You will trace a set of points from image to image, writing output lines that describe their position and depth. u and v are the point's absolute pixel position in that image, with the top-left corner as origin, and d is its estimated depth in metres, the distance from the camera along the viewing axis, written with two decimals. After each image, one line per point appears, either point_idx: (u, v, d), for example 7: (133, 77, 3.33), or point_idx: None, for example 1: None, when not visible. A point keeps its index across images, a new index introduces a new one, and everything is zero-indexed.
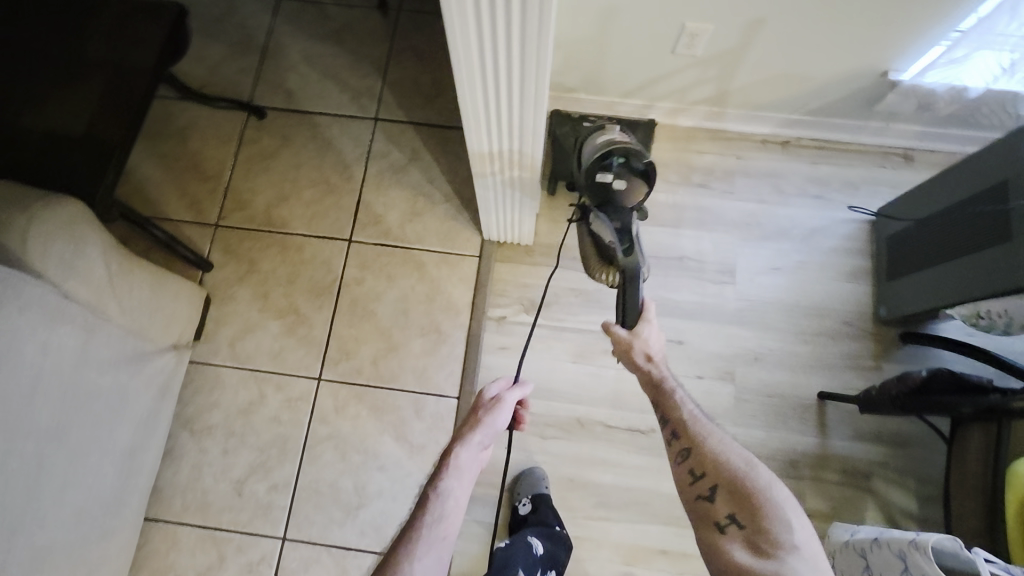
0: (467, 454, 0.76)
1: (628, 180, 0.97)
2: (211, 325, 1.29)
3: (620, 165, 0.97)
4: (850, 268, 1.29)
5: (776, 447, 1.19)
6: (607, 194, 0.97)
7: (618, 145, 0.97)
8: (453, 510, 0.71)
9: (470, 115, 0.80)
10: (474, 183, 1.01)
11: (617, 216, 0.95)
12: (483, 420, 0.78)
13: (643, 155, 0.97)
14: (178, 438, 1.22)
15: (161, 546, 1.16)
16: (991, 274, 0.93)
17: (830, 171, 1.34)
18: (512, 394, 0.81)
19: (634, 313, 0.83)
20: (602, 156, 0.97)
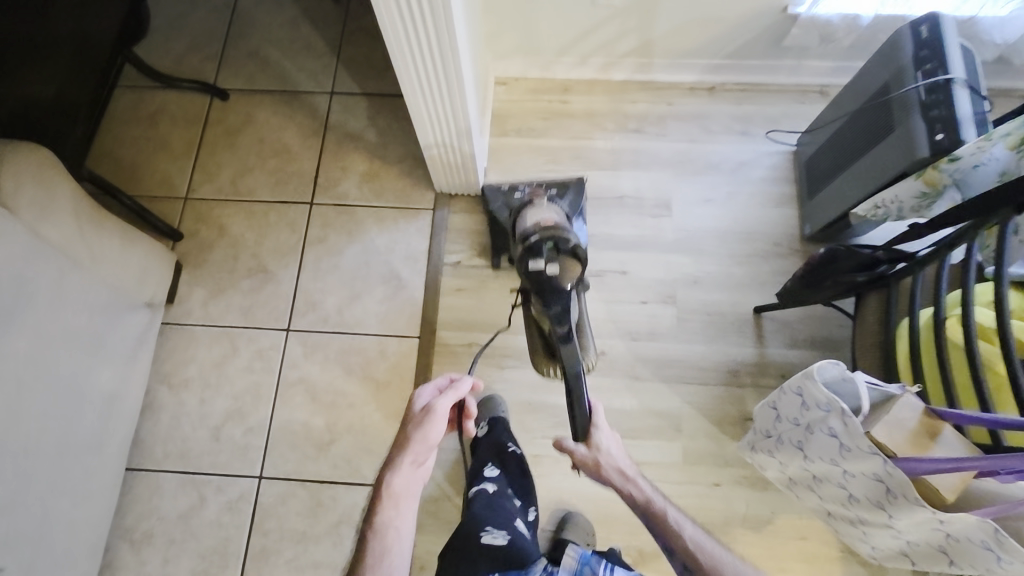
0: (400, 480, 0.77)
1: (561, 264, 0.94)
2: (185, 288, 1.38)
3: (551, 250, 0.94)
4: (776, 194, 1.40)
5: (718, 359, 1.28)
6: (544, 283, 0.93)
7: (549, 234, 0.95)
8: (397, 544, 0.73)
9: (396, 50, 0.93)
10: (416, 124, 1.13)
11: (559, 304, 0.94)
12: (414, 439, 0.79)
13: (573, 240, 0.95)
14: (157, 392, 1.29)
15: (143, 493, 1.22)
16: (879, 162, 1.04)
17: (753, 110, 1.46)
18: (443, 403, 0.81)
19: (584, 426, 0.85)
20: (533, 247, 0.94)
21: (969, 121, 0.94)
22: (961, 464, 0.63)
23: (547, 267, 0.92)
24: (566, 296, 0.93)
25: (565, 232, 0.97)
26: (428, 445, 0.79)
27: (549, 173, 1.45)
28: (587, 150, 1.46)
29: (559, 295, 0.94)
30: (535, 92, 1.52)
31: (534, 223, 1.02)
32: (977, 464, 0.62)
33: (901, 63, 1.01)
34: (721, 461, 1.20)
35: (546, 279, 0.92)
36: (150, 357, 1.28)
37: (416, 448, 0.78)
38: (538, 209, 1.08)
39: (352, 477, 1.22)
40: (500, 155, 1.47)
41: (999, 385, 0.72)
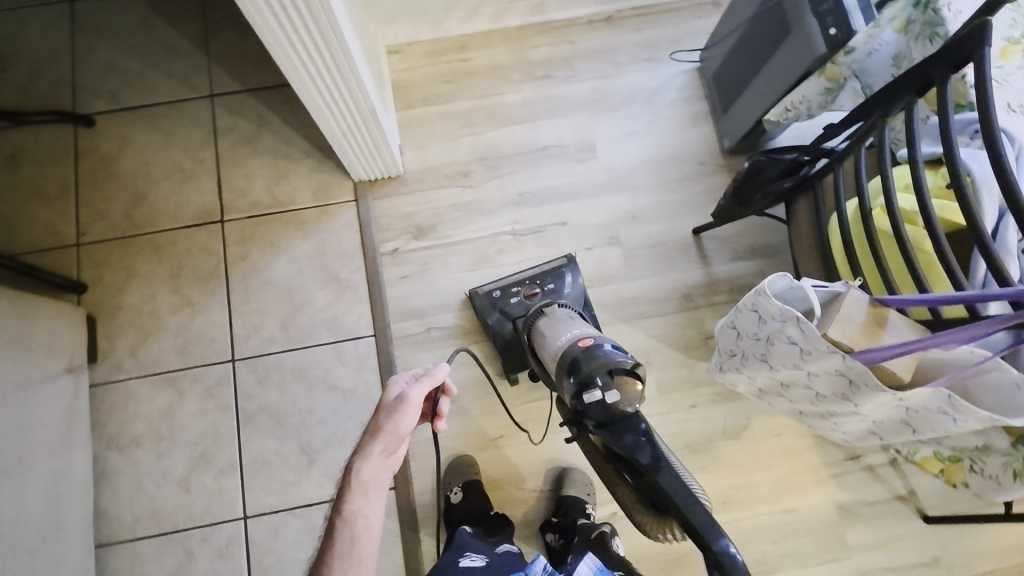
0: (369, 468, 0.75)
1: (620, 387, 0.87)
2: (105, 342, 1.25)
3: (605, 378, 0.88)
4: (692, 114, 1.41)
5: (670, 288, 1.31)
6: (610, 415, 0.86)
7: (586, 357, 0.92)
8: (363, 530, 0.70)
9: (273, 43, 0.85)
10: (315, 117, 1.04)
11: (633, 441, 0.83)
12: (386, 427, 0.77)
13: (629, 360, 0.90)
14: (106, 459, 1.19)
15: (122, 565, 1.14)
16: (783, 66, 1.04)
17: (654, 34, 1.45)
18: (415, 389, 0.79)
19: None
20: (579, 374, 0.90)
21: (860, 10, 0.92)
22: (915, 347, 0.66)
23: (606, 393, 0.86)
24: (641, 425, 0.86)
25: (613, 354, 0.91)
26: (399, 435, 0.77)
27: (467, 137, 1.39)
28: (499, 106, 1.41)
29: (624, 422, 0.86)
30: (432, 54, 1.43)
31: (562, 344, 0.99)
32: (927, 343, 0.66)
33: None
34: (692, 384, 1.25)
35: (610, 410, 0.86)
36: (87, 424, 1.17)
37: (387, 436, 0.76)
38: (550, 322, 1.08)
39: None
40: (412, 128, 1.39)
41: (930, 261, 0.76)
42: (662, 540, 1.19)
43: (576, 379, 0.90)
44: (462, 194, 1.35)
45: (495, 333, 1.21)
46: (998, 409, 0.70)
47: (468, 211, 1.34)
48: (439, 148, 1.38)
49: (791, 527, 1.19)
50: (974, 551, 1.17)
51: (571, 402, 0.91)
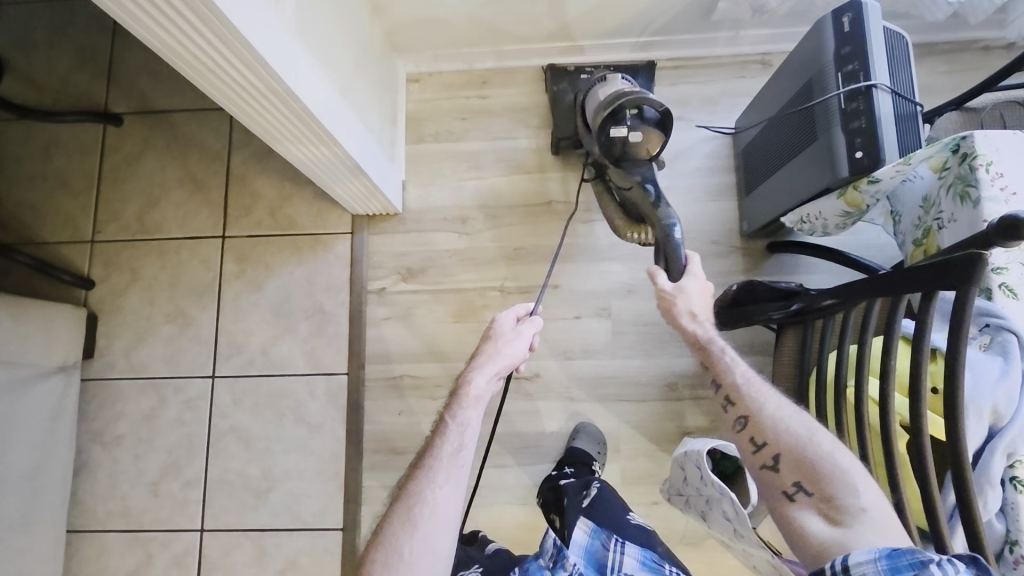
0: (480, 380, 0.81)
1: (642, 131, 1.01)
2: (103, 341, 1.33)
3: (633, 117, 1.01)
4: (715, 186, 1.30)
5: (655, 372, 1.23)
6: (625, 148, 1.02)
7: (629, 98, 1.00)
8: (469, 436, 0.76)
9: (213, 90, 0.74)
10: (279, 151, 0.95)
11: (635, 170, 1.03)
12: (502, 350, 0.87)
13: (658, 102, 1.00)
14: (90, 451, 1.28)
15: (90, 553, 1.23)
16: (808, 172, 0.93)
17: (688, 91, 1.33)
18: (525, 330, 0.91)
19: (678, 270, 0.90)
20: (614, 111, 1.01)
21: (892, 136, 0.82)
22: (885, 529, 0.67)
23: (629, 133, 1.01)
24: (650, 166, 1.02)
25: (645, 100, 1.01)
26: (509, 363, 0.87)
27: (471, 181, 1.35)
28: (510, 152, 1.35)
29: (635, 162, 1.03)
30: (450, 88, 1.38)
31: (609, 94, 1.08)
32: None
33: (823, 62, 0.88)
34: (659, 478, 1.20)
35: (623, 148, 1.02)
36: (74, 419, 1.25)
37: (504, 361, 0.85)
38: (603, 86, 1.14)
39: (292, 521, 1.22)
40: (418, 164, 1.36)
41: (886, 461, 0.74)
42: None
43: (609, 112, 1.02)
44: (458, 241, 1.32)
45: (557, 100, 1.31)
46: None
47: (460, 258, 1.31)
48: (443, 188, 1.35)
49: None
50: None
51: (599, 139, 1.04)
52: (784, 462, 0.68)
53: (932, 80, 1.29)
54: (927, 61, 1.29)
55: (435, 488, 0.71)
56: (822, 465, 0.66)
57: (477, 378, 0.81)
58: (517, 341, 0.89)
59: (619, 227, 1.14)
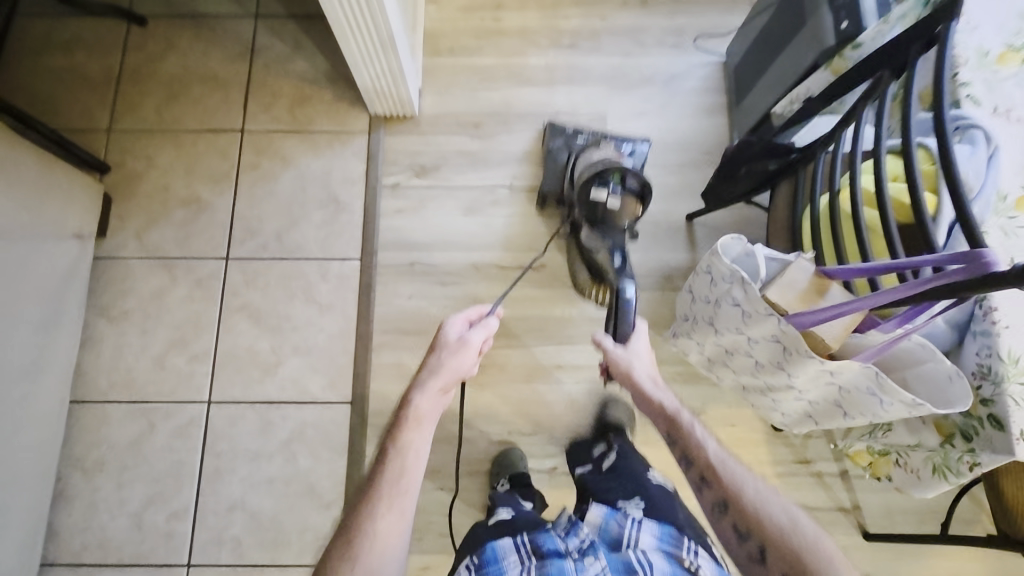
0: (425, 402, 0.80)
1: (623, 200, 1.13)
2: (115, 222, 1.34)
3: (617, 186, 1.13)
4: (708, 105, 1.42)
5: (651, 265, 1.33)
6: (602, 214, 1.14)
7: (613, 168, 1.13)
8: (413, 459, 0.75)
9: None
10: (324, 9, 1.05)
11: (608, 235, 1.14)
12: (446, 364, 0.84)
13: (640, 177, 1.12)
14: (96, 325, 1.28)
15: (91, 423, 1.24)
16: (796, 55, 1.06)
17: (685, 22, 1.47)
18: (474, 336, 0.88)
19: (626, 329, 0.96)
20: (601, 178, 1.13)
21: (872, 7, 0.95)
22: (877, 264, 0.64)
23: (609, 201, 1.12)
24: (620, 233, 1.15)
25: (629, 172, 1.13)
26: (455, 376, 0.85)
27: (484, 91, 1.44)
28: (521, 67, 1.45)
29: (611, 228, 1.14)
30: (467, 10, 1.49)
31: (594, 161, 1.21)
32: (870, 301, 0.65)
33: None
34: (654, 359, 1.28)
35: (603, 212, 1.13)
36: (83, 291, 1.26)
37: (445, 376, 0.83)
38: (591, 154, 1.25)
39: (300, 395, 1.25)
40: (434, 74, 1.45)
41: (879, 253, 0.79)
42: None
43: (594, 175, 1.14)
44: (469, 143, 1.40)
45: (552, 156, 1.35)
46: (932, 402, 0.70)
47: (471, 159, 1.39)
48: (458, 96, 1.43)
49: None
50: None
51: (580, 204, 1.16)
52: (770, 554, 0.67)
53: None
54: None
55: (377, 521, 0.70)
56: (805, 551, 0.65)
57: (418, 400, 0.80)
58: (464, 352, 0.87)
59: (581, 278, 1.27)
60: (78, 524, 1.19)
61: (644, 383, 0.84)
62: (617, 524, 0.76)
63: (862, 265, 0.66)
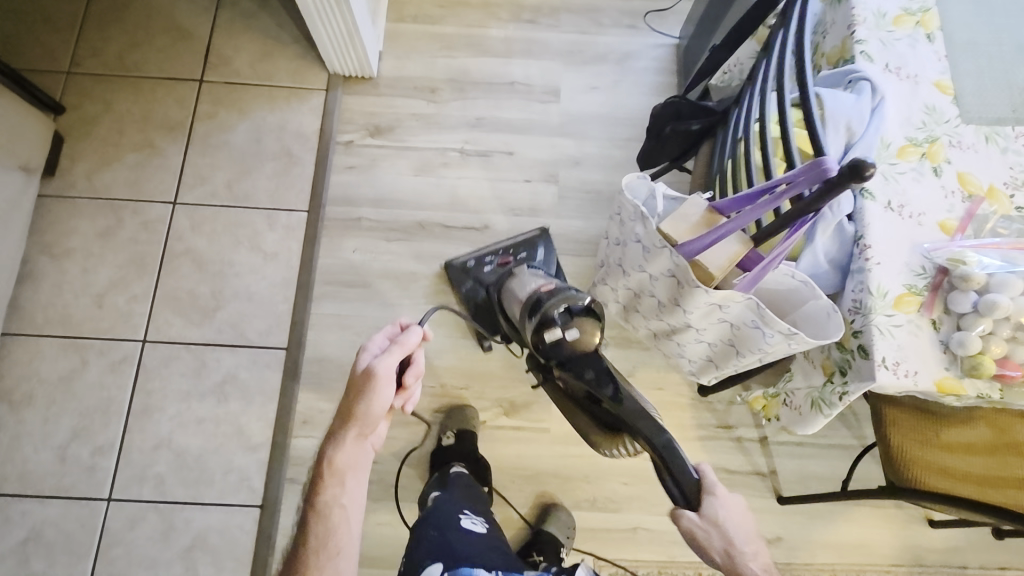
0: (344, 454, 0.78)
1: (578, 325, 0.88)
2: (67, 162, 1.35)
3: (563, 315, 0.89)
4: (660, 85, 1.46)
5: (594, 234, 1.36)
6: (569, 352, 0.88)
7: (552, 300, 0.91)
8: (341, 516, 0.76)
9: None
10: None
11: (586, 367, 0.86)
12: (357, 410, 0.77)
13: (582, 296, 0.91)
14: (39, 261, 1.29)
15: (24, 355, 1.23)
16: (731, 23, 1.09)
17: (642, 5, 1.51)
18: (386, 364, 0.78)
19: (691, 484, 0.73)
20: (541, 318, 0.90)
21: None
22: (759, 188, 0.69)
23: (567, 333, 0.87)
24: (599, 361, 0.87)
25: (570, 293, 0.92)
26: (376, 415, 0.78)
27: (443, 59, 1.47)
28: (481, 38, 1.49)
29: (583, 358, 0.87)
30: None
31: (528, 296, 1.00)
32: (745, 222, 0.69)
33: None
34: None
35: (570, 350, 0.87)
36: (26, 225, 1.27)
37: (360, 422, 0.77)
38: (514, 281, 1.10)
39: (236, 338, 1.25)
40: (395, 40, 1.48)
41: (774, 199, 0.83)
42: (525, 456, 1.22)
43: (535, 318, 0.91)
44: (424, 107, 1.43)
45: (468, 301, 1.26)
46: (814, 337, 0.73)
47: (425, 122, 1.42)
48: (417, 61, 1.46)
49: (649, 476, 1.21)
50: (821, 541, 1.17)
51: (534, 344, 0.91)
52: None
53: None
54: None
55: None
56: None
57: (333, 454, 0.78)
58: (382, 387, 0.77)
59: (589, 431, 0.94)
60: (1, 455, 1.18)
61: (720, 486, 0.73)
62: None
63: (749, 191, 0.70)
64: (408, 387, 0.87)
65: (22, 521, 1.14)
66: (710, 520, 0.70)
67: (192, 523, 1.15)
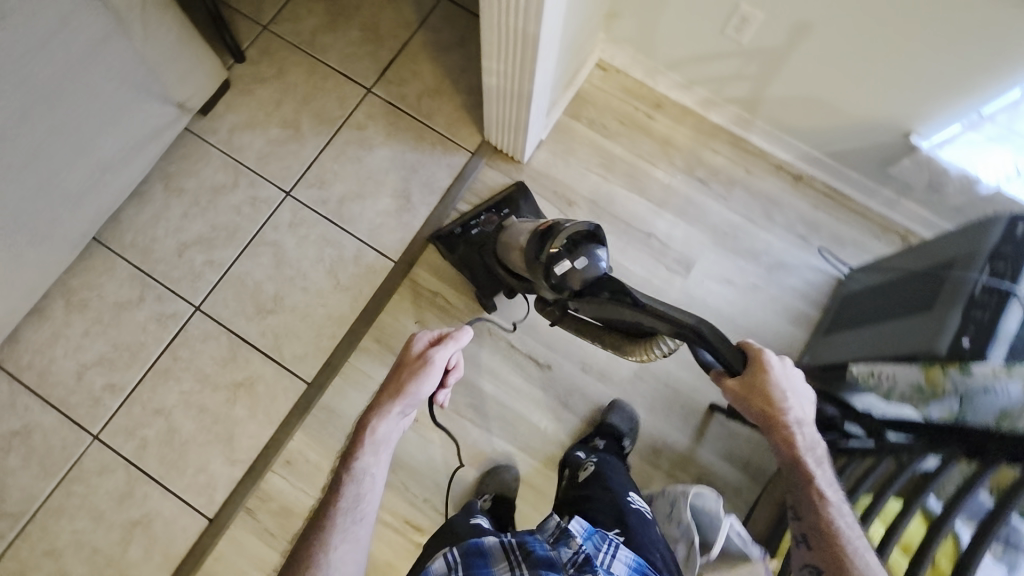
0: (384, 425, 0.79)
1: (583, 255, 0.94)
2: (221, 108, 1.37)
3: (565, 248, 0.96)
4: (798, 313, 1.30)
5: (648, 431, 1.24)
6: (580, 283, 0.94)
7: (555, 236, 0.99)
8: (369, 486, 0.76)
9: None
10: (481, 23, 0.99)
11: (603, 287, 0.90)
12: (405, 390, 0.81)
13: (579, 225, 0.98)
14: (152, 186, 1.31)
15: (97, 266, 1.27)
16: (905, 332, 0.95)
17: (824, 220, 1.36)
18: (439, 357, 0.83)
19: (727, 351, 0.76)
20: (547, 255, 0.98)
21: (1006, 339, 0.82)
22: None
23: (573, 262, 0.94)
24: (610, 283, 0.91)
25: (569, 225, 1.00)
26: (417, 398, 0.82)
27: (596, 176, 1.38)
28: (644, 174, 1.38)
29: (595, 281, 0.92)
30: (628, 93, 1.43)
31: (524, 237, 1.11)
32: None
33: (980, 248, 0.91)
34: None
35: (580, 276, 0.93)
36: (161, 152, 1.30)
37: (405, 399, 0.80)
38: (512, 228, 1.18)
39: (271, 350, 1.25)
40: (561, 135, 1.40)
41: None
42: None
43: (544, 258, 0.98)
44: (553, 216, 1.36)
45: (466, 269, 1.28)
46: None
47: None
48: (570, 166, 1.38)
49: None
50: None
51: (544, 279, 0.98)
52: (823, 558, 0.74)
53: None
54: None
55: (330, 551, 0.72)
56: (852, 554, 0.73)
57: (376, 425, 0.79)
58: (426, 376, 0.82)
59: (615, 348, 0.91)
60: (36, 345, 1.23)
61: (771, 355, 0.79)
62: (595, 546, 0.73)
63: None
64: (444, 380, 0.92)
65: (21, 414, 1.20)
66: (767, 393, 0.78)
67: (147, 500, 1.17)
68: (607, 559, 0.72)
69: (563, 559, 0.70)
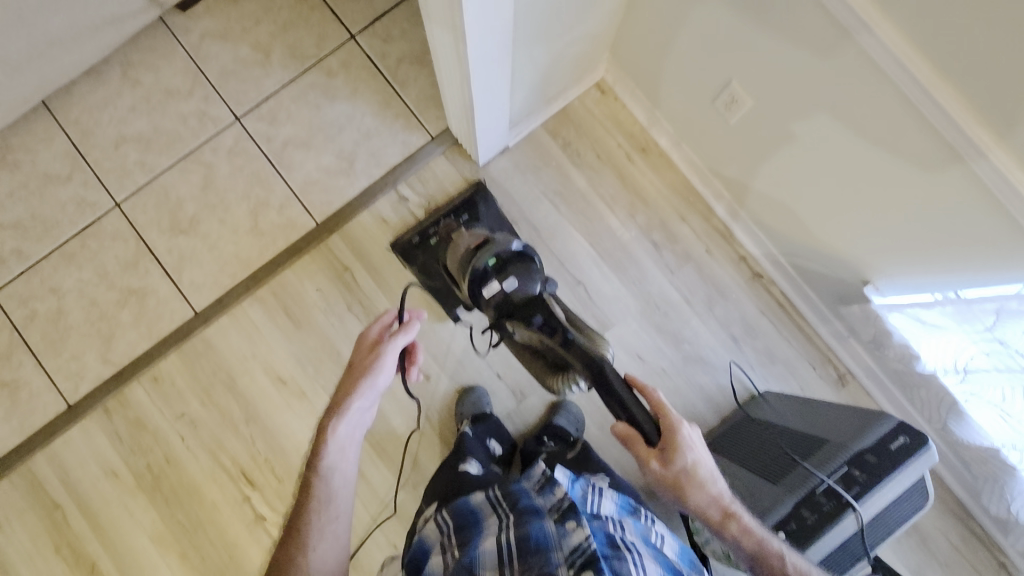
0: (347, 427, 0.77)
1: (513, 274, 0.93)
2: (200, 9, 1.31)
3: (493, 268, 0.94)
4: (697, 414, 1.22)
5: None
6: (510, 305, 0.92)
7: (484, 252, 0.95)
8: (341, 483, 0.75)
9: None
10: (428, 33, 0.88)
11: (538, 315, 0.89)
12: (361, 386, 0.78)
13: (509, 242, 0.95)
14: (112, 70, 1.29)
15: (38, 132, 1.28)
16: (745, 490, 0.89)
17: (766, 331, 1.24)
18: (392, 345, 0.80)
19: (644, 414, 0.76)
20: (476, 272, 0.94)
21: (819, 549, 0.77)
22: None
23: (502, 283, 0.92)
24: (543, 303, 0.90)
25: (500, 241, 0.97)
26: (376, 392, 0.79)
27: (548, 204, 1.28)
28: (600, 217, 1.28)
29: (530, 304, 0.91)
30: (618, 126, 1.30)
31: (460, 247, 1.04)
32: None
33: (850, 442, 0.80)
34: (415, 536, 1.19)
35: (513, 297, 0.91)
36: (124, 39, 1.26)
37: (364, 398, 0.77)
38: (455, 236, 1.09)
39: (173, 270, 1.26)
40: (531, 148, 1.29)
41: None
42: None
43: (474, 280, 0.95)
44: None
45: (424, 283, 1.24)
46: None
47: None
48: (528, 184, 1.28)
49: None
50: None
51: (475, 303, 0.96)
52: None
53: (944, 545, 1.15)
54: (954, 526, 1.16)
55: (310, 551, 0.71)
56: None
57: (339, 430, 0.76)
58: (379, 367, 0.79)
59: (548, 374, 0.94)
60: None
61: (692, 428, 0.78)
62: (584, 493, 0.78)
63: None
64: (416, 355, 0.89)
65: None
66: (687, 479, 0.75)
67: (20, 368, 1.23)
68: (596, 497, 0.77)
69: (547, 505, 0.71)
